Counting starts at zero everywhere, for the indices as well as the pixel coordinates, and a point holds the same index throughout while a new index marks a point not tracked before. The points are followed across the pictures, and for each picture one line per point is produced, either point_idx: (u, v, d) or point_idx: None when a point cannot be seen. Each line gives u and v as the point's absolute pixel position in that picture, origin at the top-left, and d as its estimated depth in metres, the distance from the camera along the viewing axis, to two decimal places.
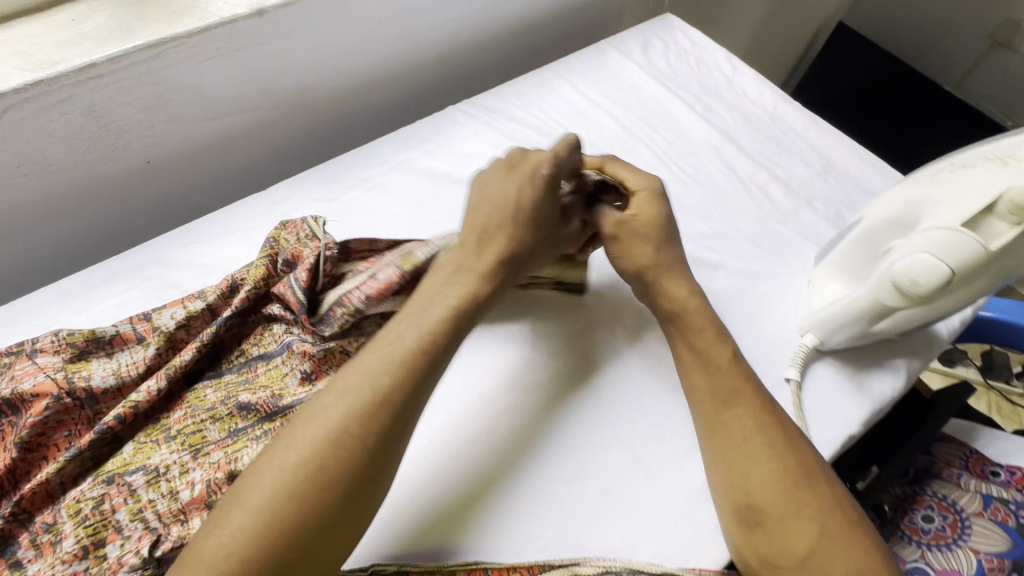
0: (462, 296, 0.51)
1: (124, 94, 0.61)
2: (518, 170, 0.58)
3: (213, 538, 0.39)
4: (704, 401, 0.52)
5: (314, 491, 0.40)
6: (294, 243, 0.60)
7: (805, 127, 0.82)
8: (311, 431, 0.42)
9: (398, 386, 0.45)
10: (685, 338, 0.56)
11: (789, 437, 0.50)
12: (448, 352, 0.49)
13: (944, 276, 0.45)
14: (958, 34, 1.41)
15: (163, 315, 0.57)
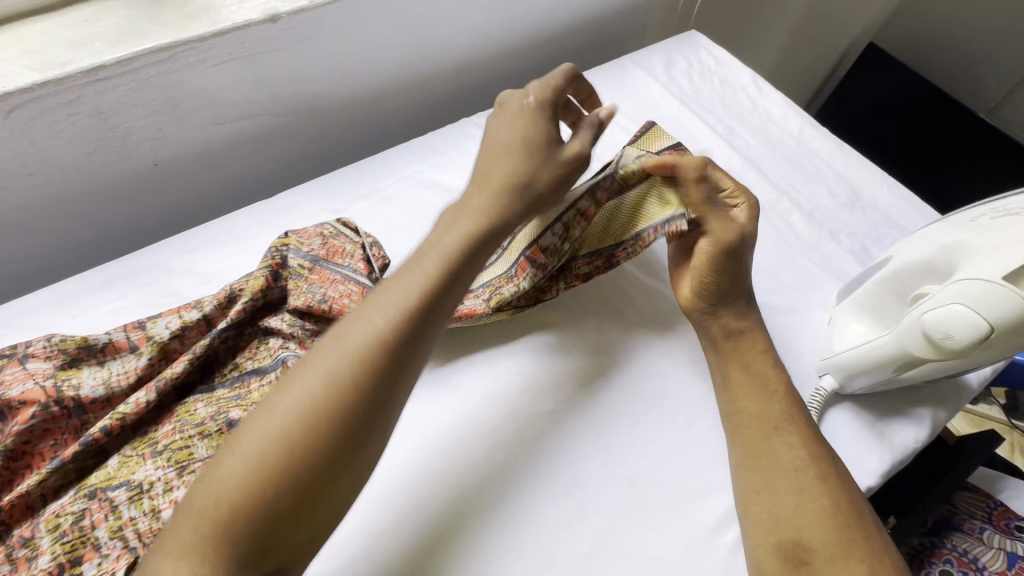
0: (465, 236, 0.47)
1: (133, 96, 0.60)
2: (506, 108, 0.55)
3: (208, 484, 0.38)
4: (752, 427, 0.51)
5: (306, 440, 0.38)
6: (313, 245, 0.60)
7: (832, 153, 0.79)
8: (309, 378, 0.41)
9: (396, 331, 0.43)
10: (740, 358, 0.55)
11: (841, 474, 0.49)
12: (453, 295, 0.46)
13: (981, 331, 0.42)
14: (994, 60, 1.37)
15: (158, 324, 0.55)
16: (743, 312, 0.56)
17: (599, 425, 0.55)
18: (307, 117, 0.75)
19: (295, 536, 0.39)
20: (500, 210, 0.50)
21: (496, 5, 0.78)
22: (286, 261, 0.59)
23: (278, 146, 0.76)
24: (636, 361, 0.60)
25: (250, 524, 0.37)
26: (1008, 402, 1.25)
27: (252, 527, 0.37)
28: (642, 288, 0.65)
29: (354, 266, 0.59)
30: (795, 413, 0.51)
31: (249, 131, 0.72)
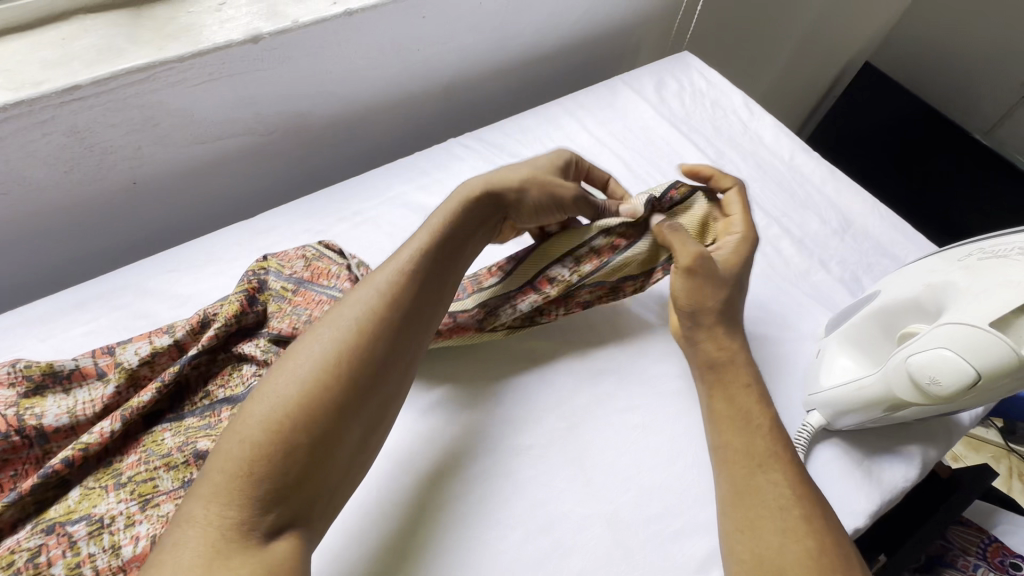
0: (450, 216, 0.53)
1: (110, 116, 0.59)
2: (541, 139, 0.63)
3: (235, 430, 0.39)
4: (737, 462, 0.49)
5: (326, 379, 0.41)
6: (296, 269, 0.59)
7: (823, 179, 0.78)
8: (323, 330, 0.44)
9: (400, 288, 0.47)
10: (724, 389, 0.53)
11: (828, 518, 0.46)
12: (445, 263, 0.51)
13: (968, 378, 0.40)
14: (989, 83, 1.36)
15: (128, 350, 0.53)
16: (725, 337, 0.55)
17: (578, 459, 0.53)
18: (291, 135, 0.74)
19: (317, 478, 0.39)
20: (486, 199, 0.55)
21: (485, 26, 0.78)
22: (263, 284, 0.58)
23: (262, 164, 0.75)
24: (619, 393, 0.58)
25: (277, 459, 0.38)
26: (1005, 425, 1.22)
27: (279, 463, 0.38)
28: (625, 318, 0.64)
29: (338, 286, 0.57)
30: (781, 451, 0.49)
31: (232, 149, 0.71)
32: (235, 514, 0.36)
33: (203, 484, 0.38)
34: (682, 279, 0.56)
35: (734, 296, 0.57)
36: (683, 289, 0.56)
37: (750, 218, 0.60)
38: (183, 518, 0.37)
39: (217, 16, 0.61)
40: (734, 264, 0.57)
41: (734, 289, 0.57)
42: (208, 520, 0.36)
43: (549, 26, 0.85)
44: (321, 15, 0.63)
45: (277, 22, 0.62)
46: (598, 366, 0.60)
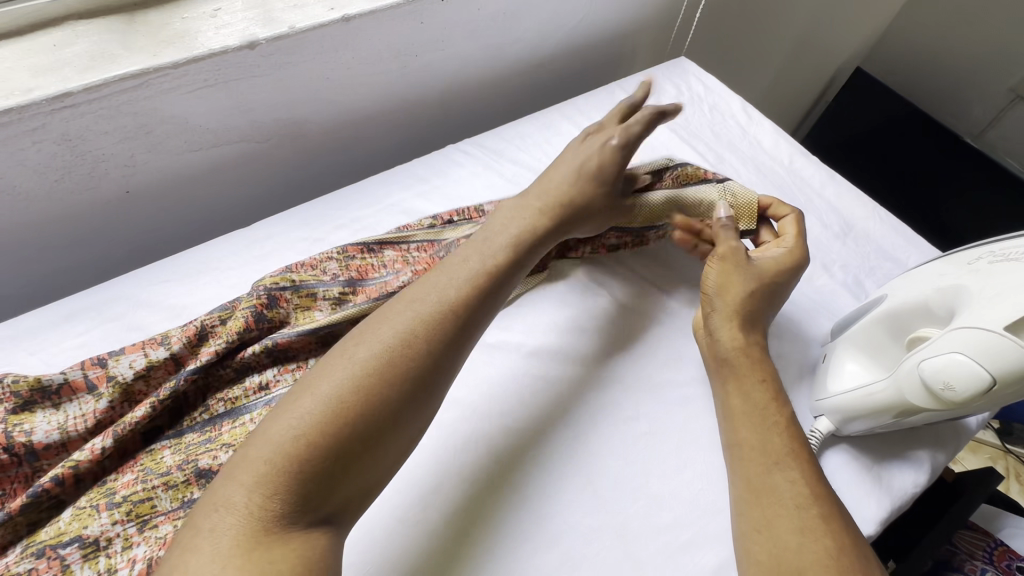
0: (525, 228, 0.56)
1: (103, 123, 0.57)
2: (593, 137, 0.64)
3: (285, 419, 0.40)
4: (753, 460, 0.47)
5: (381, 385, 0.42)
6: (337, 270, 0.61)
7: (823, 183, 0.78)
8: (385, 334, 0.45)
9: (462, 302, 0.48)
10: (738, 386, 0.52)
11: (845, 520, 0.44)
12: (508, 281, 0.53)
13: (983, 382, 0.40)
14: (980, 86, 1.38)
15: (121, 362, 0.51)
16: (744, 334, 0.54)
17: (586, 468, 0.52)
18: (288, 142, 0.73)
19: (355, 483, 0.40)
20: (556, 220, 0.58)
21: (484, 32, 0.77)
22: (273, 298, 0.56)
23: (258, 171, 0.74)
24: (626, 401, 0.57)
25: (324, 457, 0.39)
26: (1002, 426, 1.23)
27: (325, 463, 0.38)
28: (628, 322, 0.63)
29: (392, 272, 0.62)
30: (799, 448, 0.48)
31: (229, 156, 0.70)
32: (276, 506, 0.37)
33: (247, 469, 0.38)
34: (717, 265, 0.58)
35: (763, 298, 0.57)
36: (715, 274, 0.57)
37: (802, 242, 0.61)
38: (222, 501, 0.37)
39: (212, 22, 0.61)
40: (775, 271, 0.58)
41: (767, 291, 0.57)
42: (248, 509, 0.36)
43: (547, 32, 0.85)
44: (319, 21, 0.62)
45: (273, 28, 0.61)
46: (604, 373, 0.59)
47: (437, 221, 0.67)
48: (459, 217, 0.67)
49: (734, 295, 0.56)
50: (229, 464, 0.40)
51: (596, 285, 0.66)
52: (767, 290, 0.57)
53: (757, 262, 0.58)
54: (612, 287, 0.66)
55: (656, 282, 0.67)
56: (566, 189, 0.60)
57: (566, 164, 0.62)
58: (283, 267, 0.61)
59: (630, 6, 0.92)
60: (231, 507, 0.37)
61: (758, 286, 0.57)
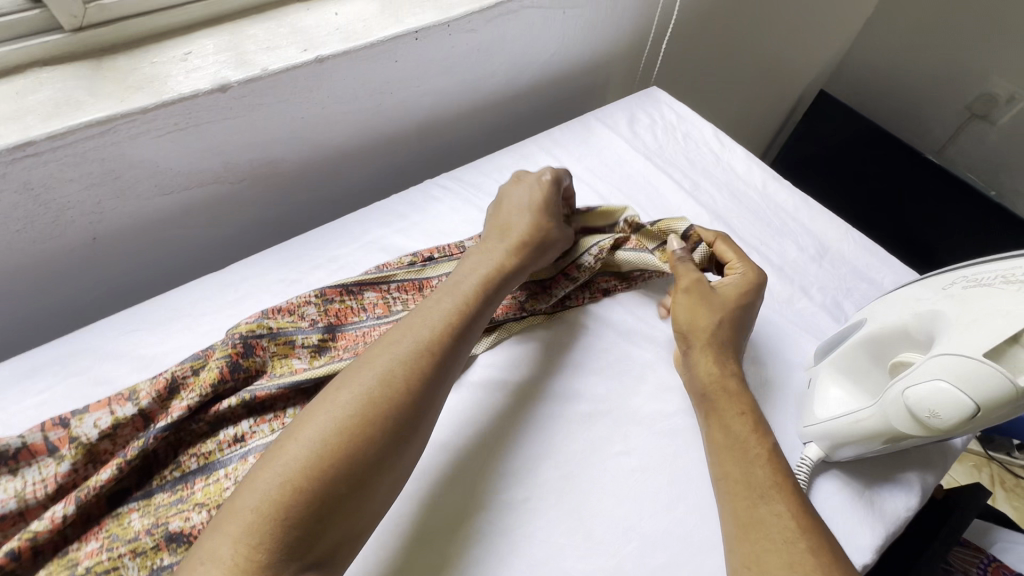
0: (495, 266, 0.57)
1: (67, 171, 0.56)
2: (524, 179, 0.66)
3: (270, 467, 0.40)
4: (739, 495, 0.47)
5: (365, 427, 0.42)
6: (316, 316, 0.60)
7: (796, 207, 0.80)
8: (367, 375, 0.45)
9: (440, 340, 0.49)
10: (720, 421, 0.52)
11: (837, 555, 0.43)
12: (479, 319, 0.54)
13: (968, 409, 0.40)
14: (937, 106, 1.44)
15: (85, 422, 0.49)
16: (720, 368, 0.55)
17: (577, 508, 0.51)
18: (263, 181, 0.72)
19: (342, 527, 0.40)
20: (524, 261, 0.59)
21: (458, 68, 0.78)
22: (249, 347, 0.54)
23: (232, 212, 0.73)
24: (614, 435, 0.56)
25: (311, 503, 0.38)
26: (983, 433, 1.25)
27: (310, 509, 0.38)
28: (613, 353, 0.62)
29: (372, 316, 0.61)
30: (782, 481, 0.47)
31: (201, 198, 0.68)
32: (262, 558, 0.36)
33: (233, 520, 0.38)
34: (684, 299, 0.59)
35: (732, 325, 0.57)
36: (683, 309, 0.58)
37: (750, 262, 0.62)
38: (206, 555, 0.37)
39: (183, 66, 0.60)
40: (738, 296, 0.59)
41: (732, 317, 0.58)
42: (233, 560, 0.36)
43: (521, 67, 0.86)
44: (292, 62, 0.62)
45: (245, 70, 0.61)
46: (592, 408, 0.58)
47: (419, 259, 0.66)
48: (440, 254, 0.67)
49: (706, 324, 0.57)
50: (213, 518, 0.39)
51: (580, 316, 0.66)
52: (735, 316, 0.58)
53: (720, 290, 0.59)
54: (596, 318, 0.65)
55: (640, 312, 0.67)
56: (521, 227, 0.61)
57: (514, 204, 0.64)
58: (258, 311, 0.59)
59: (600, 41, 0.94)
60: (216, 560, 0.36)
61: (725, 313, 0.58)
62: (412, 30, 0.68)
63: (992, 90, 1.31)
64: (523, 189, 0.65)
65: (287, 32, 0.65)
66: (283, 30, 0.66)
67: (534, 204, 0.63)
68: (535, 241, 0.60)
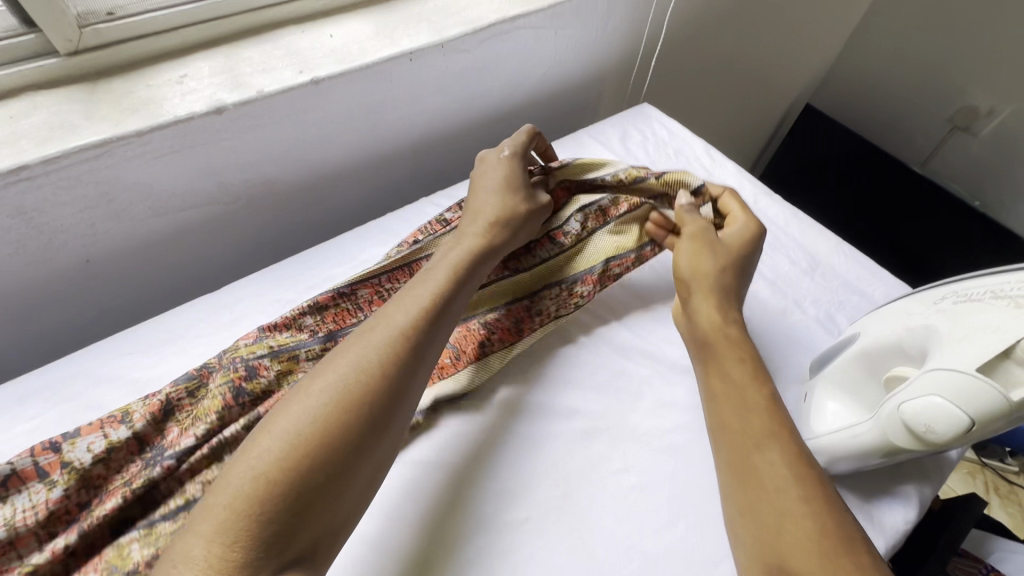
0: (470, 251, 0.58)
1: (62, 194, 0.56)
2: (488, 159, 0.67)
3: (244, 462, 0.39)
4: (735, 443, 0.47)
5: (341, 416, 0.42)
6: (315, 326, 0.60)
7: (788, 221, 0.81)
8: (342, 364, 0.45)
9: (416, 324, 0.49)
10: (715, 371, 0.53)
11: (833, 500, 0.42)
12: (456, 300, 0.53)
13: (963, 423, 0.40)
14: (921, 119, 1.47)
15: (78, 446, 0.48)
16: (722, 313, 0.57)
17: (577, 527, 0.51)
18: (257, 202, 0.72)
19: (323, 515, 0.39)
20: (499, 240, 0.60)
21: (452, 88, 0.79)
22: (252, 369, 0.54)
23: (227, 232, 0.73)
24: (613, 452, 0.56)
25: (287, 495, 0.38)
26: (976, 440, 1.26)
27: (287, 500, 0.38)
28: (610, 369, 0.63)
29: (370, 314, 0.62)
30: (780, 428, 0.47)
31: (196, 219, 0.68)
32: (239, 554, 0.36)
33: (207, 519, 0.37)
34: (689, 244, 0.62)
35: (733, 270, 0.61)
36: (687, 253, 0.61)
37: (752, 215, 0.65)
38: (180, 557, 0.36)
39: (179, 89, 0.60)
40: (740, 247, 0.62)
41: (733, 263, 0.61)
42: (208, 560, 0.35)
43: (514, 85, 0.87)
44: (288, 84, 0.62)
45: (241, 92, 0.61)
46: (590, 425, 0.57)
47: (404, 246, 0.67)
48: (425, 235, 0.67)
49: (709, 267, 0.60)
50: (191, 517, 0.39)
51: (577, 333, 0.66)
52: (735, 262, 0.61)
53: (724, 239, 0.63)
54: (593, 335, 0.66)
55: (635, 327, 0.67)
56: (494, 206, 0.61)
57: (485, 186, 0.64)
58: (256, 329, 0.59)
59: (591, 60, 0.96)
60: (190, 561, 0.36)
61: (725, 262, 0.60)
62: (407, 51, 0.69)
63: (972, 103, 1.35)
64: (489, 170, 0.66)
65: (283, 55, 0.66)
66: (278, 52, 0.66)
67: (502, 185, 0.63)
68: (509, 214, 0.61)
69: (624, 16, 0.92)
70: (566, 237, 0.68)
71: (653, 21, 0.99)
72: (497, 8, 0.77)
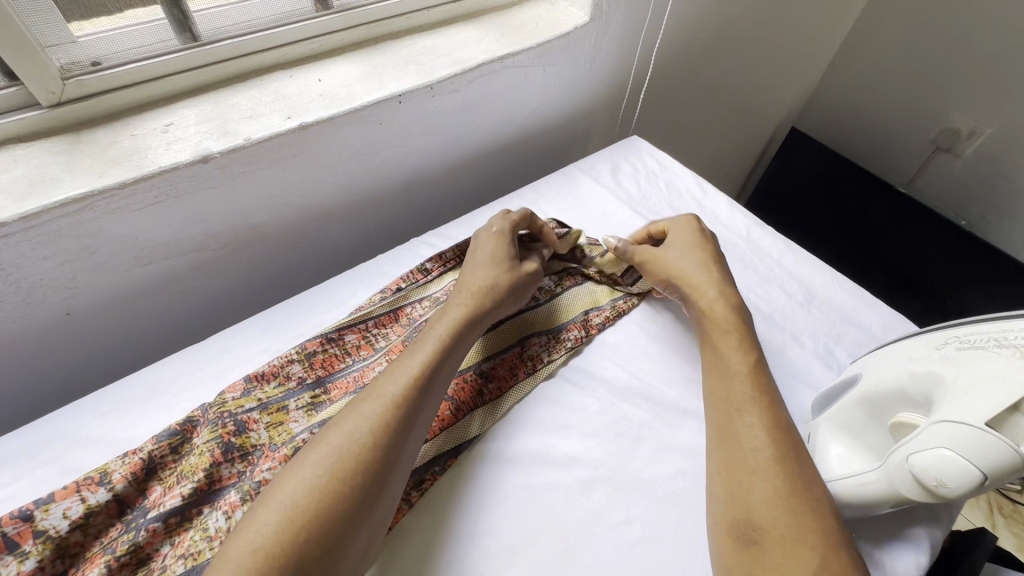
0: (462, 313, 0.59)
1: (41, 250, 0.54)
2: (483, 234, 0.69)
3: (244, 536, 0.40)
4: (721, 407, 0.53)
5: (335, 488, 0.42)
6: (302, 372, 0.60)
7: (781, 253, 0.80)
8: (337, 437, 0.46)
9: (407, 392, 0.50)
10: (711, 340, 0.60)
11: (800, 461, 0.48)
12: (448, 365, 0.55)
13: (976, 478, 0.39)
14: (905, 141, 1.49)
15: (51, 512, 0.45)
16: (720, 285, 0.64)
17: None
18: (244, 246, 0.71)
19: None
20: (486, 307, 0.61)
21: (440, 128, 0.79)
22: (241, 425, 0.54)
23: (212, 278, 0.71)
24: (616, 502, 0.54)
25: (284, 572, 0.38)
26: None
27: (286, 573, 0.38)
28: (609, 412, 0.61)
29: (359, 358, 0.62)
30: (760, 397, 0.52)
31: (181, 266, 0.67)
32: None
33: None
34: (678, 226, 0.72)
35: (711, 266, 0.66)
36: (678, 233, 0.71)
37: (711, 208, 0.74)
38: None
39: (164, 138, 0.59)
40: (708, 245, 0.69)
41: (710, 258, 0.67)
42: None
43: (503, 123, 0.88)
44: (275, 131, 0.62)
45: (228, 140, 0.60)
46: (590, 474, 0.56)
47: (387, 293, 0.68)
48: (407, 282, 0.69)
49: (695, 242, 0.69)
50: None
51: (573, 375, 0.65)
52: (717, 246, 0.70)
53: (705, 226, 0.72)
54: (589, 377, 0.65)
55: (632, 367, 0.66)
56: (478, 282, 0.62)
57: (475, 256, 0.67)
58: (241, 379, 0.58)
59: (580, 95, 0.97)
60: None
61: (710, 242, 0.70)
62: (396, 93, 0.69)
63: (953, 124, 1.36)
64: (481, 246, 0.68)
65: (270, 100, 0.65)
66: (266, 98, 0.66)
67: (490, 258, 0.65)
68: (501, 290, 0.63)
69: (612, 53, 0.93)
70: (543, 292, 0.72)
71: (640, 56, 1.00)
72: (485, 48, 0.77)
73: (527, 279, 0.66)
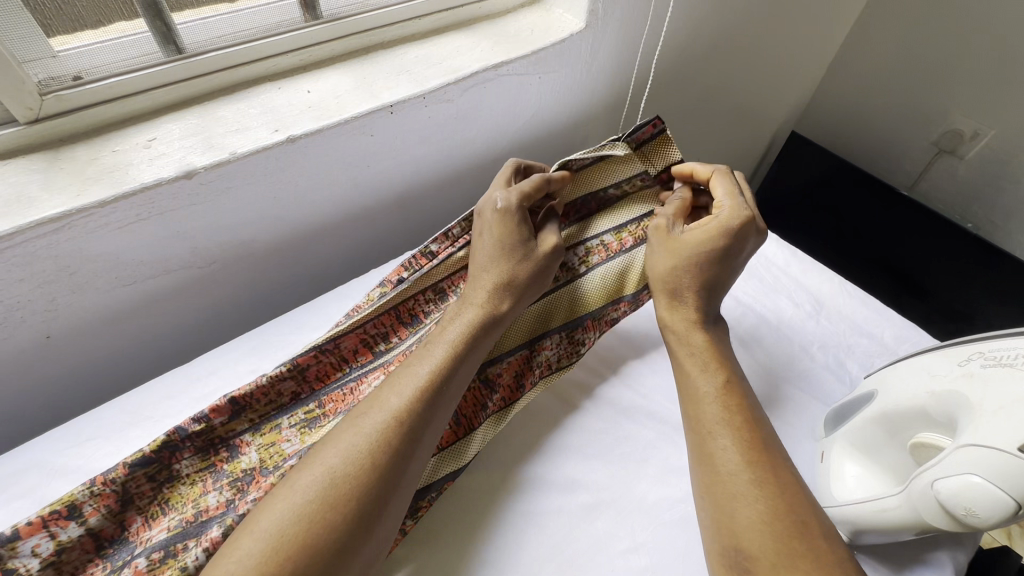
0: (473, 320, 0.56)
1: (17, 272, 0.52)
2: (484, 219, 0.62)
3: (223, 570, 0.38)
4: (699, 425, 0.50)
5: (326, 516, 0.40)
6: (297, 384, 0.56)
7: (788, 261, 0.78)
8: (331, 456, 0.43)
9: (410, 407, 0.47)
10: (677, 361, 0.57)
11: (781, 478, 0.45)
12: (457, 374, 0.51)
13: (1010, 507, 0.37)
14: (908, 144, 1.46)
15: (21, 549, 0.43)
16: (672, 313, 0.59)
17: None
18: (233, 262, 0.69)
19: None
20: (495, 309, 0.57)
21: (433, 138, 0.77)
22: (234, 449, 0.52)
23: (199, 295, 0.69)
24: (621, 529, 0.51)
25: None
26: None
27: None
28: (612, 431, 0.59)
29: (357, 367, 0.59)
30: (731, 417, 0.49)
31: (165, 285, 0.65)
32: None
33: None
34: (654, 238, 0.64)
35: (661, 296, 0.61)
36: (653, 250, 0.64)
37: (734, 203, 0.62)
38: None
39: (146, 153, 0.57)
40: (672, 274, 0.60)
41: (665, 288, 0.60)
42: None
43: (499, 131, 0.85)
44: (260, 145, 0.60)
45: (212, 155, 0.58)
46: (593, 499, 0.53)
47: (387, 287, 0.64)
48: (410, 272, 0.64)
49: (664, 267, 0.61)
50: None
51: (573, 393, 0.62)
52: (706, 263, 0.59)
53: (684, 238, 0.61)
54: (592, 395, 0.62)
55: (635, 383, 0.64)
56: (494, 274, 0.59)
57: (484, 241, 0.62)
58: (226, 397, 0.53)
59: (578, 102, 0.95)
60: None
61: (683, 260, 0.60)
62: (387, 103, 0.67)
63: (957, 127, 1.34)
64: (486, 230, 0.62)
65: (257, 113, 0.64)
66: (253, 111, 0.64)
67: (498, 248, 0.61)
68: (518, 285, 0.59)
69: (610, 60, 0.92)
70: (565, 271, 0.68)
71: (639, 64, 0.99)
72: (479, 57, 0.75)
73: (546, 258, 0.62)
